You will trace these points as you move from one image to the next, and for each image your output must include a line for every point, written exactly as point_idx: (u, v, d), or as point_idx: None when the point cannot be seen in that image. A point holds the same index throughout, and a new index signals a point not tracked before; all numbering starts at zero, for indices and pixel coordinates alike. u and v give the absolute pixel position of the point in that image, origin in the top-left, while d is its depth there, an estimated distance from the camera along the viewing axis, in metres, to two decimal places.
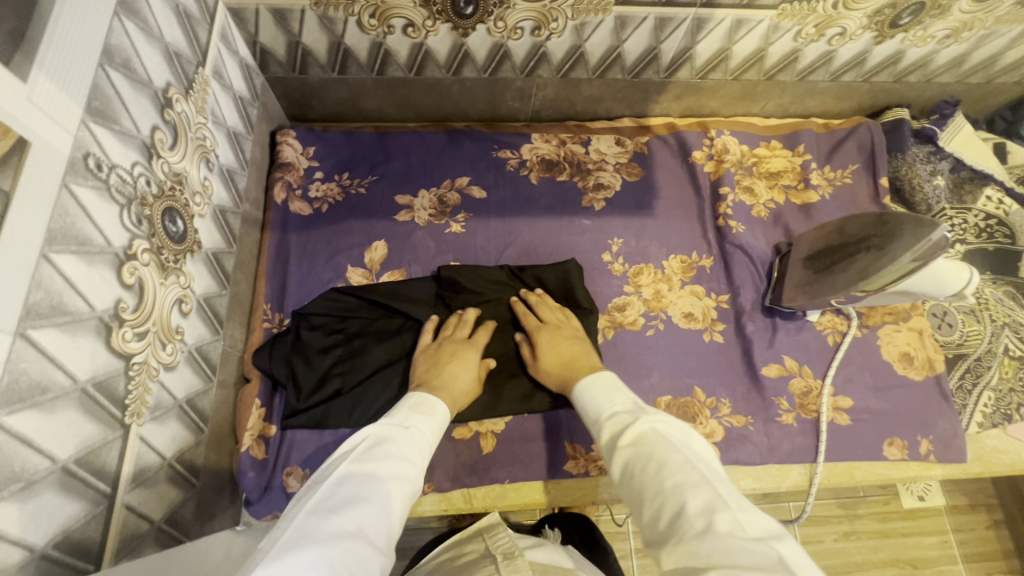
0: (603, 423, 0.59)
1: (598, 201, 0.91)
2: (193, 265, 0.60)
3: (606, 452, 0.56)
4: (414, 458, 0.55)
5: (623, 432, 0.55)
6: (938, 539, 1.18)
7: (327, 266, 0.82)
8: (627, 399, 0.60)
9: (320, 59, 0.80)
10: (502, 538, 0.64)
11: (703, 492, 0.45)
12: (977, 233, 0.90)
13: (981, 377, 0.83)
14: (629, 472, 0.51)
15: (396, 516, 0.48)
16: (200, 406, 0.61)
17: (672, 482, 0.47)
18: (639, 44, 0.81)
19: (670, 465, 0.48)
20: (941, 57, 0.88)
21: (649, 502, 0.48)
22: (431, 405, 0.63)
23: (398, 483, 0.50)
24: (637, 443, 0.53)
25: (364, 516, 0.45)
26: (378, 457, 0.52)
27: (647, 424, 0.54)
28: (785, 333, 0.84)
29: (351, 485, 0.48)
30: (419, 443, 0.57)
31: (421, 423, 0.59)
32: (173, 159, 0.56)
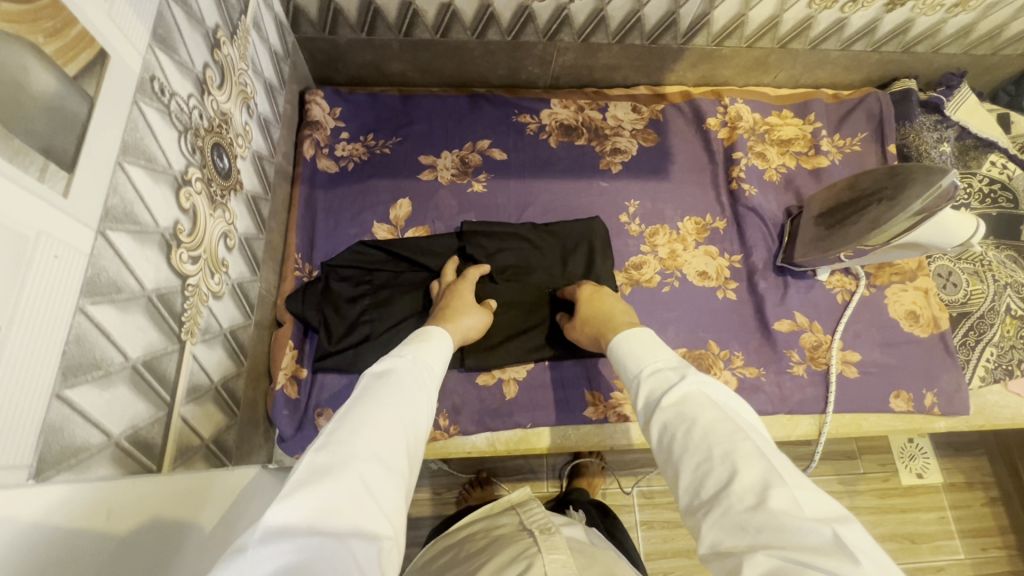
0: (641, 382, 0.55)
1: (615, 164, 0.94)
2: (236, 203, 0.63)
3: (642, 412, 0.52)
4: (423, 386, 0.51)
5: (667, 392, 0.51)
6: (936, 515, 1.21)
7: (354, 221, 0.85)
8: (668, 357, 0.56)
9: (350, 19, 0.82)
10: (538, 513, 0.68)
11: (756, 464, 0.41)
12: (982, 198, 0.93)
13: (983, 335, 0.87)
14: (668, 436, 0.48)
15: (412, 439, 0.46)
16: (241, 340, 0.64)
17: (720, 451, 0.43)
18: (659, 8, 0.83)
19: (717, 430, 0.45)
20: (949, 27, 0.91)
21: (689, 468, 0.45)
22: (427, 334, 0.59)
23: (410, 409, 0.47)
24: (681, 406, 0.49)
25: (378, 441, 0.42)
26: (386, 386, 0.48)
27: (693, 386, 0.50)
28: (796, 291, 0.87)
29: (359, 412, 0.44)
30: (423, 371, 0.53)
31: (421, 351, 0.55)
32: (221, 98, 0.59)
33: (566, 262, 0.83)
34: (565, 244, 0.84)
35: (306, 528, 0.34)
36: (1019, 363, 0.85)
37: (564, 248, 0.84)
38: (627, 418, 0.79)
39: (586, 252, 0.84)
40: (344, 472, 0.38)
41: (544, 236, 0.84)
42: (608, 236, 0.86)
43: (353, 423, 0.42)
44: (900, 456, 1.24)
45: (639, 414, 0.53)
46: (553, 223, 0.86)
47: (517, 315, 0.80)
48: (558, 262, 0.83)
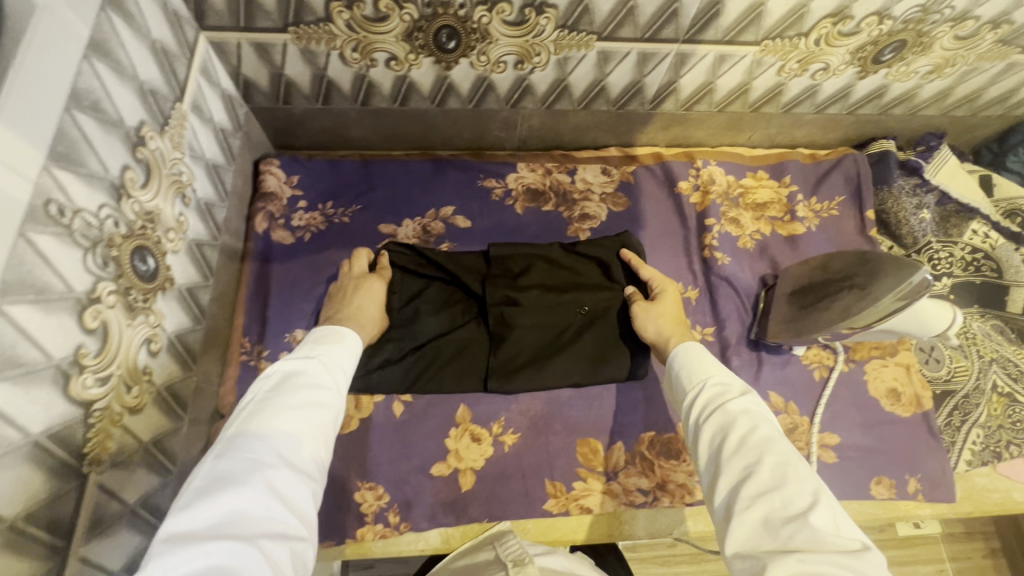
0: (699, 389, 0.58)
1: (584, 232, 0.91)
2: (164, 302, 0.59)
3: (695, 414, 0.56)
4: (331, 384, 0.55)
5: (727, 401, 0.54)
6: (934, 569, 1.15)
7: (308, 296, 0.81)
8: (728, 372, 0.59)
9: (303, 90, 0.79)
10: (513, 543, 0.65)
11: (804, 480, 0.46)
12: (964, 266, 0.89)
13: (969, 415, 0.82)
14: (720, 437, 0.52)
15: (323, 438, 0.50)
16: (169, 446, 0.60)
17: (772, 462, 0.48)
18: (623, 78, 0.80)
19: (774, 446, 0.49)
20: (925, 91, 0.87)
21: (734, 468, 0.49)
22: (337, 336, 0.62)
23: (316, 412, 0.51)
24: (743, 413, 0.52)
25: (284, 446, 0.47)
26: (290, 389, 0.51)
27: (751, 402, 0.54)
28: (771, 368, 0.83)
29: (264, 419, 0.48)
30: (335, 368, 0.57)
31: (332, 353, 0.58)
32: (145, 197, 0.55)
33: (590, 288, 0.84)
34: (592, 269, 0.86)
35: (212, 531, 0.40)
36: (1006, 445, 0.81)
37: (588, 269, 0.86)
38: (591, 511, 0.75)
39: (617, 270, 0.85)
40: (248, 477, 0.43)
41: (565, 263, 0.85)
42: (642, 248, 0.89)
43: (256, 428, 0.47)
44: None
45: (689, 416, 0.57)
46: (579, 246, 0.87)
47: (540, 337, 0.81)
48: (587, 283, 0.85)
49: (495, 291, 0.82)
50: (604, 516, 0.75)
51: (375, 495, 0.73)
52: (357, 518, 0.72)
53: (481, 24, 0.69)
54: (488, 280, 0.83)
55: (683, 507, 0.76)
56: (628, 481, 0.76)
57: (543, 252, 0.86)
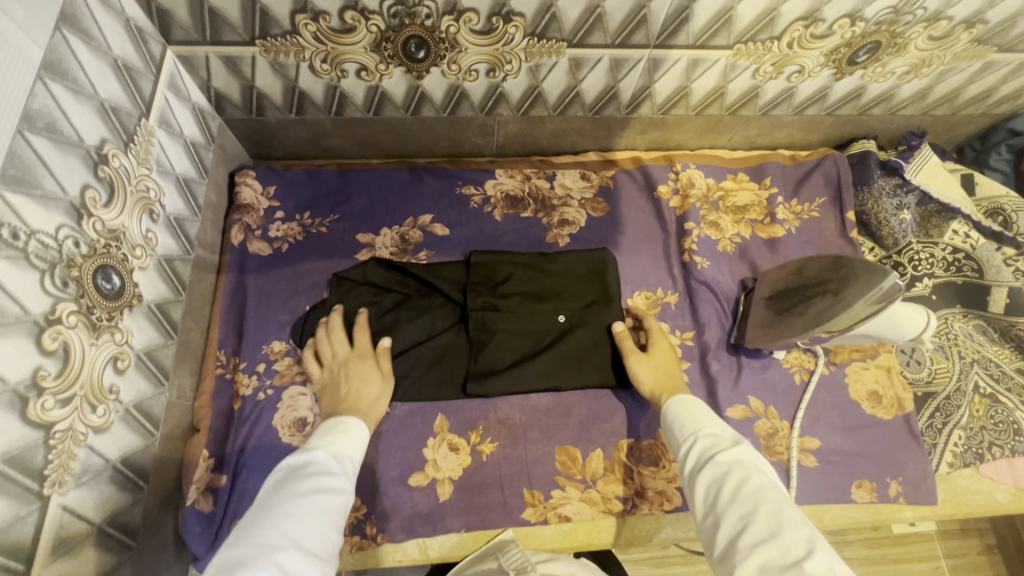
0: (689, 441, 0.58)
1: (563, 238, 0.91)
2: (131, 320, 0.59)
3: (690, 469, 0.55)
4: (340, 476, 0.54)
5: (718, 451, 0.54)
6: (929, 567, 1.14)
7: (285, 307, 0.81)
8: (720, 424, 0.59)
9: (275, 102, 0.79)
10: (515, 555, 0.68)
11: (799, 527, 0.44)
12: (946, 266, 0.88)
13: (951, 416, 0.82)
14: (714, 488, 0.51)
15: (332, 524, 0.48)
16: (139, 463, 0.60)
17: (766, 511, 0.46)
18: (597, 84, 0.80)
19: (765, 494, 0.48)
20: (903, 92, 0.87)
21: (730, 518, 0.48)
22: (343, 421, 0.62)
23: (324, 497, 0.50)
24: (733, 462, 0.52)
25: (293, 531, 0.45)
26: (299, 482, 0.51)
27: (742, 452, 0.53)
28: (751, 372, 0.83)
29: (274, 510, 0.47)
30: (343, 457, 0.57)
31: (339, 441, 0.58)
32: (108, 216, 0.55)
33: (570, 293, 0.85)
34: (573, 274, 0.86)
35: None
36: (989, 446, 0.80)
37: (569, 274, 0.86)
38: (570, 519, 0.75)
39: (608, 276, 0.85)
40: (259, 561, 0.41)
41: (545, 268, 0.86)
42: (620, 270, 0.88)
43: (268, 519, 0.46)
44: None
45: (685, 470, 0.56)
46: (558, 253, 0.87)
47: (521, 343, 0.81)
48: (566, 291, 0.85)
49: (475, 298, 0.82)
50: (583, 524, 0.75)
51: (353, 507, 0.73)
52: None
53: (449, 33, 0.69)
54: (467, 287, 0.83)
55: (663, 513, 0.76)
56: (607, 489, 0.76)
57: (524, 259, 0.86)
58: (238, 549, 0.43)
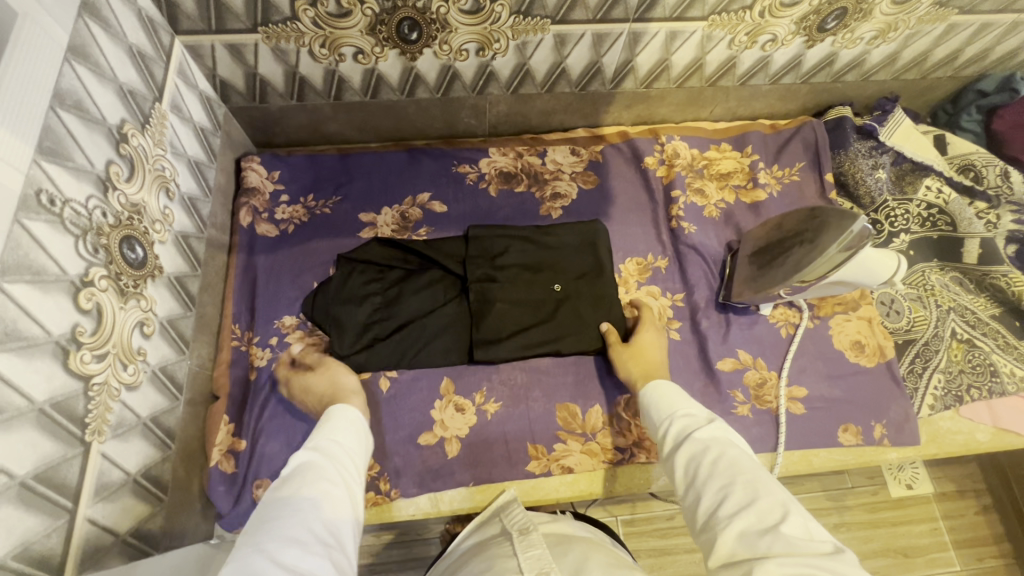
0: (670, 424, 0.60)
1: (556, 210, 0.95)
2: (154, 289, 0.64)
3: (671, 448, 0.57)
4: (340, 471, 0.54)
5: (696, 431, 0.56)
6: (928, 526, 1.17)
7: (294, 284, 0.86)
8: (695, 406, 0.61)
9: (277, 88, 0.83)
10: (519, 514, 0.66)
11: (774, 492, 0.47)
12: (920, 222, 0.93)
13: (930, 362, 0.86)
14: (693, 465, 0.53)
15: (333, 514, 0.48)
16: (167, 424, 0.64)
17: (743, 480, 0.49)
18: (581, 59, 0.84)
19: (741, 465, 0.50)
20: (873, 57, 0.91)
21: (711, 490, 0.50)
22: (334, 417, 0.62)
23: (323, 489, 0.50)
24: (710, 439, 0.54)
25: (293, 526, 0.44)
26: (293, 478, 0.50)
27: (720, 430, 0.56)
28: (738, 328, 0.87)
29: (271, 510, 0.46)
30: (338, 452, 0.56)
31: (333, 437, 0.58)
32: (130, 190, 0.60)
33: (566, 262, 0.89)
34: (568, 246, 0.90)
35: None
36: (967, 388, 0.85)
37: (564, 244, 0.90)
38: (572, 470, 0.79)
39: (599, 243, 0.90)
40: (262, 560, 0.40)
41: (541, 241, 0.90)
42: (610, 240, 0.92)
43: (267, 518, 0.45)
44: (888, 468, 1.21)
45: (665, 450, 0.58)
46: (554, 226, 0.91)
47: (521, 311, 0.85)
48: (561, 260, 0.89)
49: (475, 270, 0.86)
50: (584, 474, 0.80)
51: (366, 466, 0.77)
52: None
53: (439, 14, 0.73)
54: (467, 259, 0.87)
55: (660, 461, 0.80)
56: (607, 440, 0.80)
57: (521, 232, 0.90)
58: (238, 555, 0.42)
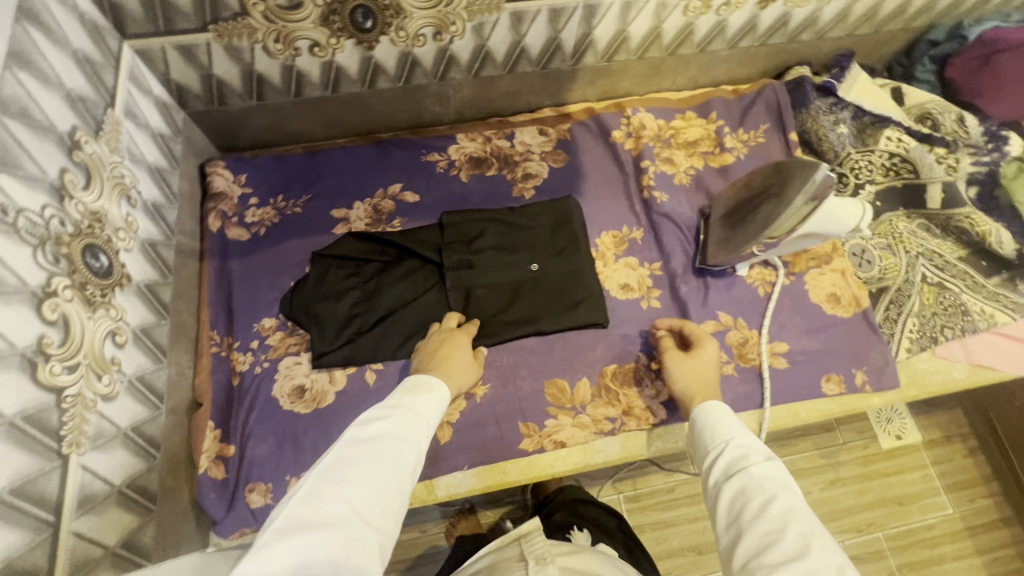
0: (722, 449, 0.58)
1: (529, 191, 0.95)
2: (124, 298, 0.62)
3: (717, 478, 0.55)
4: (415, 441, 0.55)
5: (748, 466, 0.53)
6: (920, 474, 1.20)
7: (272, 285, 0.85)
8: (752, 437, 0.58)
9: (235, 88, 0.82)
10: (538, 543, 0.63)
11: (830, 551, 0.44)
12: (885, 171, 0.95)
13: (904, 306, 0.88)
14: (739, 502, 0.51)
15: (396, 490, 0.50)
16: (149, 433, 0.63)
17: (795, 531, 0.46)
18: (539, 37, 0.84)
19: (795, 515, 0.47)
20: (826, 14, 0.93)
21: (755, 533, 0.47)
22: (427, 387, 0.62)
23: (392, 463, 0.51)
24: (766, 477, 0.52)
25: (357, 500, 0.47)
26: (370, 441, 0.52)
27: (775, 469, 0.53)
28: (717, 291, 0.88)
29: (343, 470, 0.48)
30: (415, 422, 0.57)
31: (418, 407, 0.58)
32: (88, 198, 0.58)
33: (542, 241, 0.89)
34: (542, 225, 0.90)
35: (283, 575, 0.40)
36: (941, 329, 0.87)
37: (538, 224, 0.90)
38: (564, 444, 0.79)
39: (575, 223, 0.90)
40: (326, 529, 0.43)
41: (515, 222, 0.90)
42: (584, 216, 0.93)
43: (337, 479, 0.47)
44: (878, 421, 1.24)
45: (711, 477, 0.56)
46: (527, 207, 0.91)
47: (501, 293, 0.85)
48: (535, 240, 0.89)
49: (451, 256, 0.86)
50: (577, 447, 0.80)
51: None
52: None
53: None
54: (443, 247, 0.87)
55: (650, 428, 0.81)
56: (597, 412, 0.81)
57: (494, 215, 0.90)
58: (308, 501, 0.45)
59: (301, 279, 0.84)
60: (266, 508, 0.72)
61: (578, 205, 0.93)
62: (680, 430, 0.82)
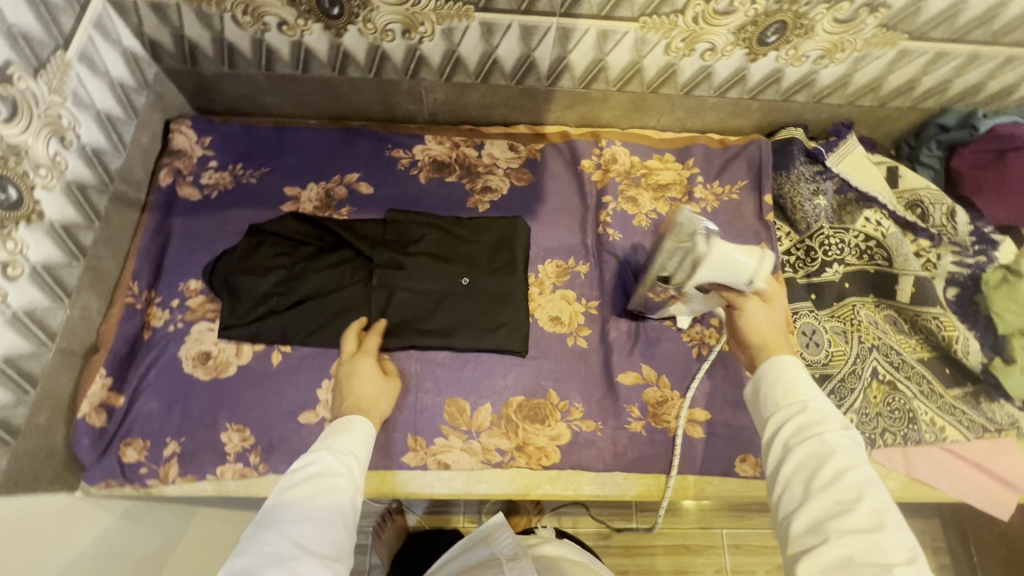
0: (794, 411, 0.53)
1: (483, 204, 0.93)
2: (28, 232, 0.64)
3: (781, 438, 0.52)
4: (353, 475, 0.58)
5: (822, 433, 0.50)
6: None
7: (205, 250, 0.85)
8: (824, 397, 0.53)
9: (207, 53, 0.84)
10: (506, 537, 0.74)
11: (900, 533, 0.44)
12: (857, 254, 0.88)
13: (844, 400, 0.81)
14: (809, 469, 0.48)
15: (341, 525, 0.53)
16: (27, 367, 0.65)
17: (869, 508, 0.45)
18: (511, 52, 0.83)
19: (869, 491, 0.46)
20: (823, 77, 0.88)
21: (828, 503, 0.46)
22: (347, 425, 0.64)
23: (331, 500, 0.54)
24: (842, 448, 0.48)
25: (302, 541, 0.50)
26: (305, 484, 0.55)
27: (851, 439, 0.49)
28: (647, 342, 0.84)
29: (281, 516, 0.51)
30: (346, 455, 0.60)
31: (345, 441, 0.61)
32: (7, 131, 0.60)
33: (479, 257, 0.87)
34: (484, 241, 0.89)
35: None
36: (882, 432, 0.80)
37: (479, 241, 0.89)
38: (448, 466, 0.77)
39: (517, 245, 0.88)
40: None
41: (457, 235, 0.89)
42: (529, 239, 0.90)
43: (274, 527, 0.50)
44: None
45: (775, 436, 0.53)
46: (475, 220, 0.90)
47: (424, 301, 0.84)
48: (472, 256, 0.87)
49: (383, 254, 0.85)
50: (463, 472, 0.78)
51: (241, 436, 0.75)
52: (220, 457, 0.74)
53: None
54: (379, 244, 0.86)
55: (541, 469, 0.78)
56: (489, 441, 0.78)
57: (438, 223, 0.89)
58: (252, 554, 0.48)
59: (233, 247, 0.85)
60: (136, 465, 0.73)
61: (527, 228, 0.90)
62: (574, 479, 0.78)
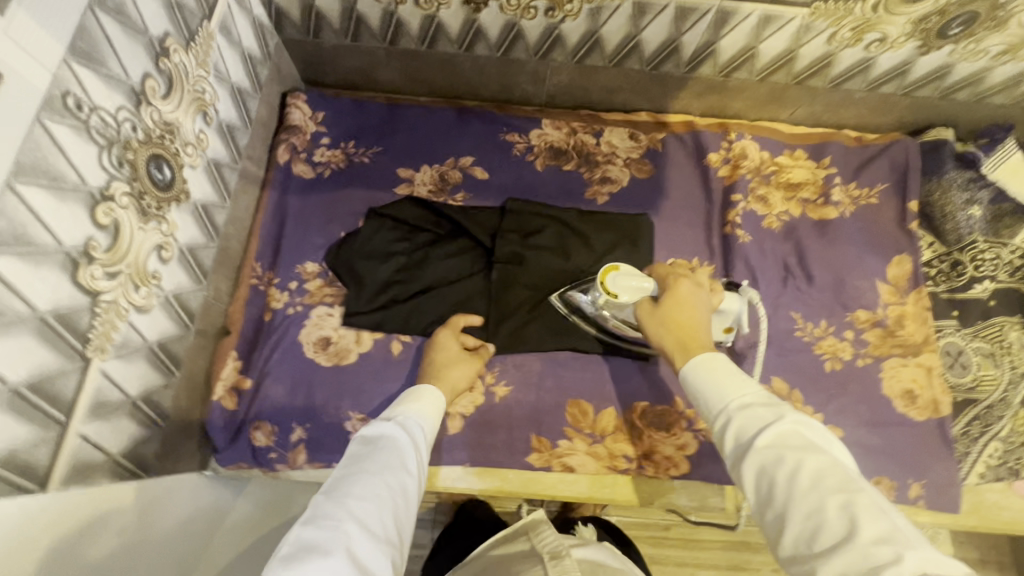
0: (722, 417, 0.48)
1: (602, 195, 0.89)
2: (178, 214, 0.62)
3: (729, 447, 0.47)
4: (419, 455, 0.53)
5: (762, 429, 0.45)
6: None
7: (321, 231, 0.83)
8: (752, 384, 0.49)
9: (333, 24, 0.80)
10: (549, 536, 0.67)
11: (879, 520, 0.37)
12: (1010, 271, 0.82)
13: (990, 427, 0.77)
14: (767, 479, 0.43)
15: (402, 504, 0.48)
16: (173, 350, 0.64)
17: (839, 503, 0.39)
18: (657, 35, 0.77)
19: (831, 479, 0.40)
20: (995, 75, 0.80)
21: (797, 519, 0.40)
22: (416, 395, 0.61)
23: (398, 476, 0.49)
24: (780, 449, 0.43)
25: (360, 511, 0.44)
26: (369, 453, 0.50)
27: (795, 424, 0.45)
28: (775, 353, 0.81)
29: (344, 484, 0.46)
30: (410, 432, 0.55)
31: (410, 417, 0.57)
32: (165, 108, 0.57)
33: (603, 254, 0.83)
34: (608, 236, 0.84)
35: None
36: None
37: (601, 235, 0.84)
38: (574, 470, 0.75)
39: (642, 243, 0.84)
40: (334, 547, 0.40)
41: (577, 230, 0.84)
42: (653, 236, 0.86)
43: (341, 495, 0.45)
44: None
45: (725, 449, 0.48)
46: (598, 214, 0.86)
47: (546, 297, 0.81)
48: (595, 251, 0.83)
49: (504, 246, 0.82)
50: (585, 475, 0.76)
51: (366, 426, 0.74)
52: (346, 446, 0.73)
53: None
54: (499, 234, 0.83)
55: (666, 479, 0.75)
56: (615, 446, 0.76)
57: (558, 215, 0.85)
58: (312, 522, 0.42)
59: (352, 231, 0.83)
60: (266, 450, 0.73)
61: (651, 226, 0.86)
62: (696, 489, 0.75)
